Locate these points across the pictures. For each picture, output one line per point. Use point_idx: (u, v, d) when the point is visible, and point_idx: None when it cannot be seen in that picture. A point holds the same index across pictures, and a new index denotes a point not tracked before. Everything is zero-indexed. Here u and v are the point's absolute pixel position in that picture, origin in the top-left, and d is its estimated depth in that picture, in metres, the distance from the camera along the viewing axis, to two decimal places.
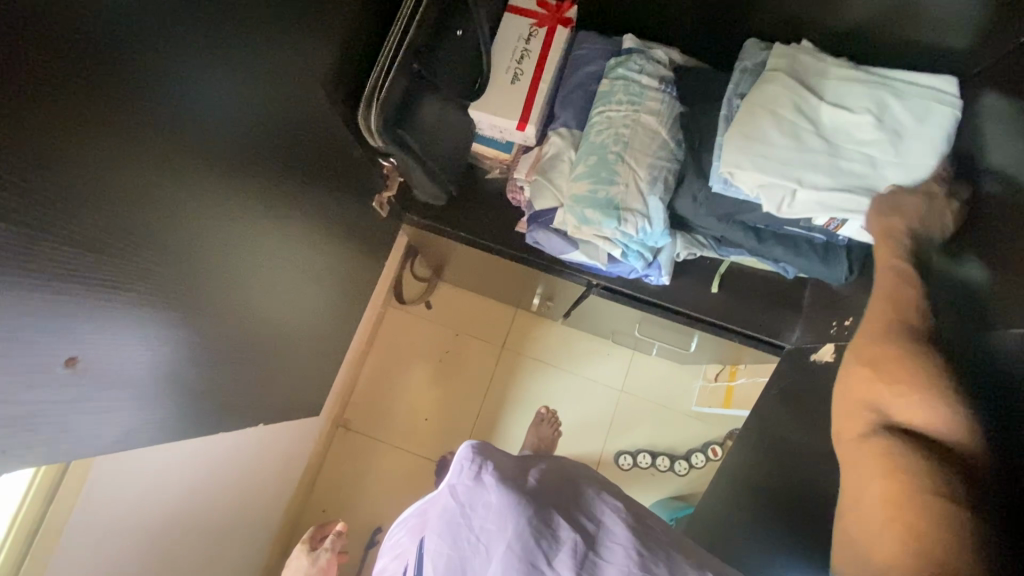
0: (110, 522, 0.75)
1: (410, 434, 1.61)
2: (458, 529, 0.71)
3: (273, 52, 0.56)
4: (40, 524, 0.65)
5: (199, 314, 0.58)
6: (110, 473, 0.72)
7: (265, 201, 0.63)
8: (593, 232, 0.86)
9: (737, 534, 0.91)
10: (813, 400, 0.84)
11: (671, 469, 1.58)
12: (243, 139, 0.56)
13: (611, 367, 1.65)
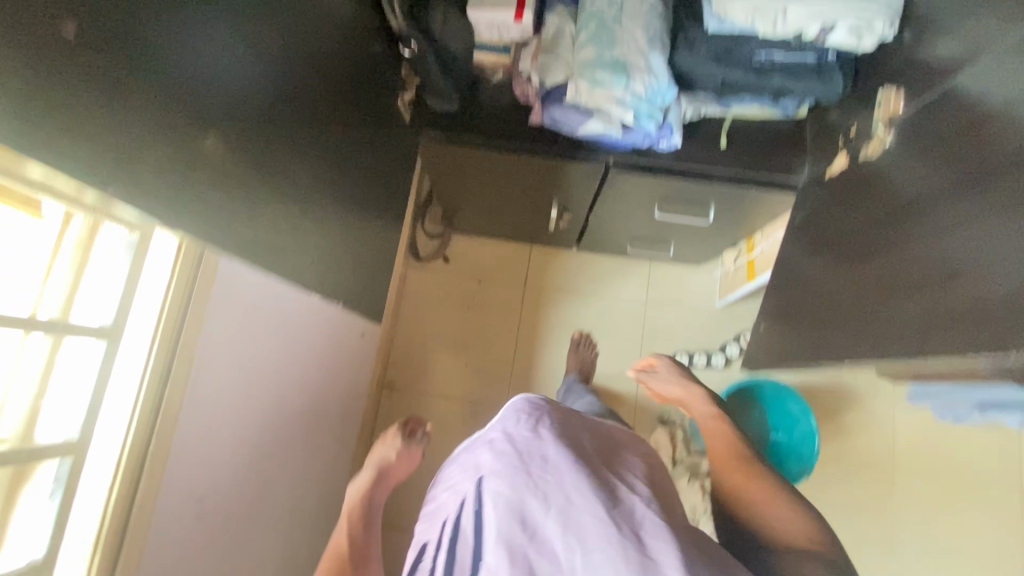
0: (221, 372, 0.79)
1: (454, 383, 1.65)
2: (524, 468, 0.63)
3: None
4: (155, 423, 0.67)
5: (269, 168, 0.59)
6: (225, 279, 0.76)
7: (294, 119, 0.64)
8: (604, 95, 0.92)
9: (788, 356, 0.97)
10: (845, 213, 0.89)
11: (710, 363, 1.62)
12: (251, 61, 0.53)
13: (633, 283, 1.70)
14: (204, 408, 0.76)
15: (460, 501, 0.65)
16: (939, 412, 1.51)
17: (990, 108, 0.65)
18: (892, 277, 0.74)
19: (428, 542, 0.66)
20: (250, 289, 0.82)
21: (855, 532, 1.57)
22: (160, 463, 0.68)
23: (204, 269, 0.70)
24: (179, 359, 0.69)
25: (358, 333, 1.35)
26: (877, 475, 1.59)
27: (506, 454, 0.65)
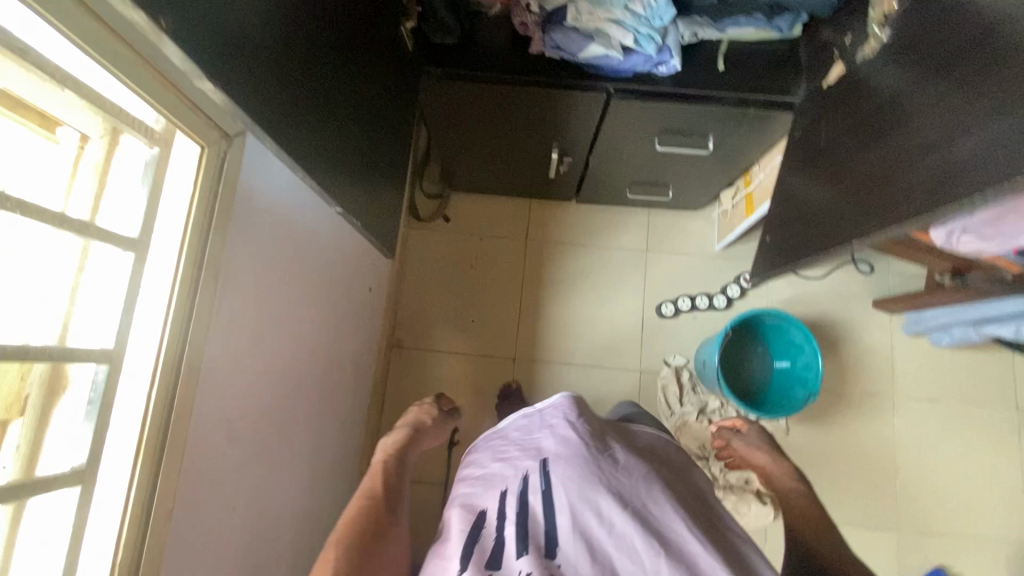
0: (245, 291, 0.79)
1: (462, 339, 1.67)
2: (597, 468, 0.78)
3: None
4: (185, 342, 0.66)
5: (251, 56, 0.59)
6: (252, 161, 0.76)
7: None
8: (606, 15, 0.96)
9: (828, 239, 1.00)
10: (853, 99, 0.92)
11: (712, 305, 1.65)
12: None
13: (633, 232, 1.72)
14: (231, 325, 0.77)
15: (529, 481, 0.80)
16: (934, 336, 1.56)
17: None
18: (914, 138, 0.78)
19: (488, 505, 0.80)
20: (273, 189, 0.83)
21: (860, 459, 1.61)
22: (192, 384, 0.67)
23: (231, 161, 0.71)
24: (207, 272, 0.68)
25: (365, 287, 1.36)
26: (879, 403, 1.63)
27: (577, 453, 0.80)
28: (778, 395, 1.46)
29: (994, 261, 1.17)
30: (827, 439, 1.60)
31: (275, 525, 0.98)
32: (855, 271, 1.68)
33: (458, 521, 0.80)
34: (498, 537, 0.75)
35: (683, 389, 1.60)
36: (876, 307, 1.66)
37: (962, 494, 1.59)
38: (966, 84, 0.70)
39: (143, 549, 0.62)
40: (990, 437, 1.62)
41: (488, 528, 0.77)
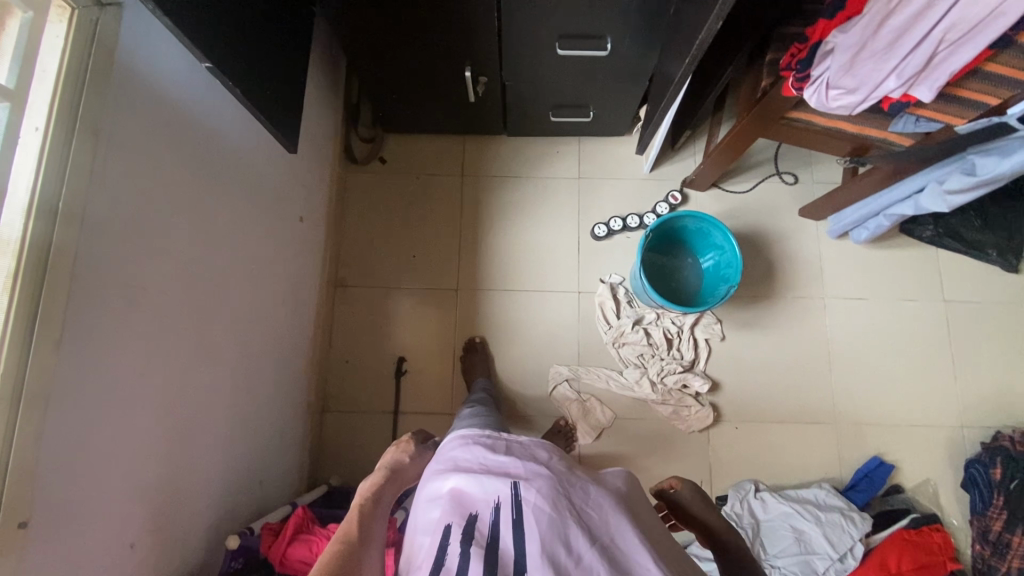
0: (144, 163, 0.84)
1: (405, 273, 1.71)
2: (568, 502, 0.80)
3: None
4: (64, 191, 0.70)
5: None
6: (133, 32, 0.81)
7: None
8: None
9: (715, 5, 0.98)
10: None
11: (642, 225, 1.70)
12: None
13: (564, 160, 1.78)
14: (124, 191, 0.80)
15: (501, 510, 0.77)
16: (856, 233, 1.62)
17: None
18: None
19: (449, 522, 0.77)
20: (163, 66, 0.88)
21: (798, 359, 1.65)
22: (74, 232, 0.71)
23: (104, 28, 0.76)
24: (82, 127, 0.72)
25: (295, 215, 1.40)
26: (812, 306, 1.68)
27: (549, 483, 0.82)
28: (709, 291, 1.53)
29: (885, 134, 1.23)
30: (763, 343, 1.66)
31: (202, 415, 1.01)
32: (781, 182, 1.73)
33: (423, 546, 0.75)
34: (464, 558, 0.71)
35: (619, 304, 1.66)
36: (801, 214, 1.71)
37: (897, 386, 1.65)
38: None
39: (27, 371, 0.65)
40: (920, 330, 1.68)
41: (454, 551, 0.72)
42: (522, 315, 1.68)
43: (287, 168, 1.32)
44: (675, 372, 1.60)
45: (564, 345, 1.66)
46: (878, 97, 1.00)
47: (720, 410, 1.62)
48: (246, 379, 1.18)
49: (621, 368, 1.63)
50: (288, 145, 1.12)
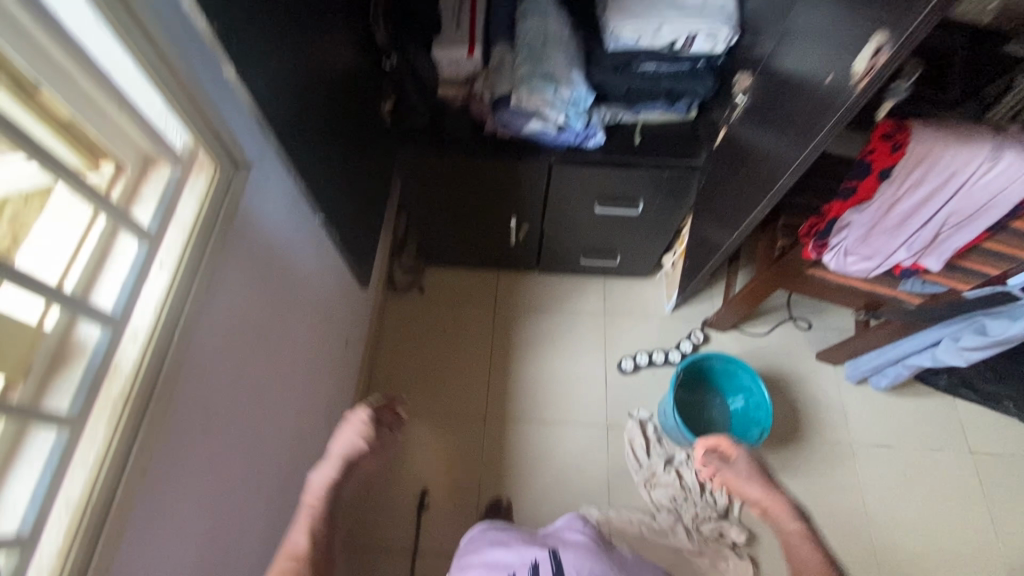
0: (240, 297, 0.93)
1: (434, 400, 1.72)
2: (607, 557, 0.94)
3: None
4: (178, 322, 0.77)
5: (281, 92, 0.80)
6: (254, 187, 0.95)
7: (281, 32, 0.77)
8: (538, 98, 1.21)
9: (745, 215, 1.13)
10: (763, 88, 1.06)
11: (668, 361, 1.77)
12: None
13: (591, 297, 1.90)
14: (219, 323, 0.87)
15: (538, 567, 0.91)
16: (876, 380, 1.68)
17: (809, 52, 0.90)
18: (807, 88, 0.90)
19: None
20: (268, 214, 1.00)
21: (834, 510, 1.60)
22: (179, 359, 0.77)
23: (235, 185, 0.90)
24: (202, 270, 0.81)
25: (343, 339, 1.46)
26: (841, 452, 1.67)
27: (587, 546, 0.96)
28: (741, 434, 1.55)
29: (896, 293, 1.36)
30: (797, 490, 1.62)
31: (236, 552, 0.97)
32: (795, 326, 1.83)
33: None
34: None
35: (649, 441, 1.65)
36: (819, 359, 1.78)
37: (941, 545, 1.57)
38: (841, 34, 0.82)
39: (111, 502, 0.66)
40: (953, 483, 1.65)
41: None
42: (550, 449, 1.66)
43: (345, 295, 1.42)
44: (711, 519, 1.54)
45: (593, 485, 1.61)
46: (891, 265, 1.15)
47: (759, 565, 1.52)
48: (279, 509, 1.14)
49: (654, 512, 1.57)
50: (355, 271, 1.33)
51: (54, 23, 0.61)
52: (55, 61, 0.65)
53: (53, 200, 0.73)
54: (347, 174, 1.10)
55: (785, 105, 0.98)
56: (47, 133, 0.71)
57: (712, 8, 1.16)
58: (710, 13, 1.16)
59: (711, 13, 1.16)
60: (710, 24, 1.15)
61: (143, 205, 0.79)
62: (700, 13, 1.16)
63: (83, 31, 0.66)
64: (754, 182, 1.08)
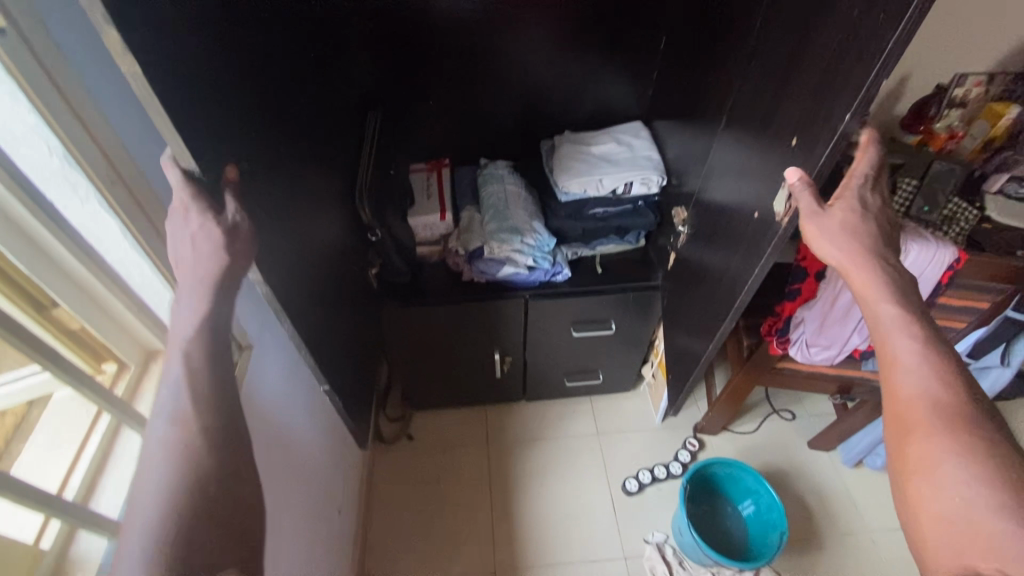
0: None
1: (438, 559, 1.60)
2: None
3: (290, 157, 0.88)
4: None
5: (294, 279, 0.89)
6: (257, 364, 0.98)
7: (293, 229, 0.89)
8: (507, 247, 1.37)
9: (717, 328, 1.18)
10: (699, 217, 1.24)
11: (669, 474, 1.75)
12: (270, 177, 0.79)
13: (581, 419, 1.91)
14: None
15: None
16: (871, 460, 1.69)
17: (727, 188, 1.09)
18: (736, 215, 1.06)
19: None
20: (269, 390, 1.03)
21: None
22: None
23: (241, 365, 0.92)
24: None
25: (337, 506, 1.39)
26: (863, 544, 1.62)
27: None
28: (760, 542, 1.50)
29: (863, 374, 1.46)
30: None
31: None
32: (780, 419, 1.88)
33: None
34: None
35: (671, 566, 1.56)
36: (812, 447, 1.81)
37: None
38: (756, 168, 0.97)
39: None
40: None
41: None
42: None
43: (337, 458, 1.38)
44: None
45: None
46: (849, 350, 1.26)
47: None
48: None
49: None
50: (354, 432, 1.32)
51: (91, 256, 0.72)
52: (81, 282, 0.75)
53: (54, 406, 0.74)
54: (341, 338, 1.16)
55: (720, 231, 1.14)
56: (57, 345, 0.78)
57: (639, 159, 1.41)
58: (639, 163, 1.40)
59: (640, 163, 1.40)
60: (642, 171, 1.38)
61: (145, 400, 0.83)
62: (630, 164, 1.40)
63: (107, 256, 0.74)
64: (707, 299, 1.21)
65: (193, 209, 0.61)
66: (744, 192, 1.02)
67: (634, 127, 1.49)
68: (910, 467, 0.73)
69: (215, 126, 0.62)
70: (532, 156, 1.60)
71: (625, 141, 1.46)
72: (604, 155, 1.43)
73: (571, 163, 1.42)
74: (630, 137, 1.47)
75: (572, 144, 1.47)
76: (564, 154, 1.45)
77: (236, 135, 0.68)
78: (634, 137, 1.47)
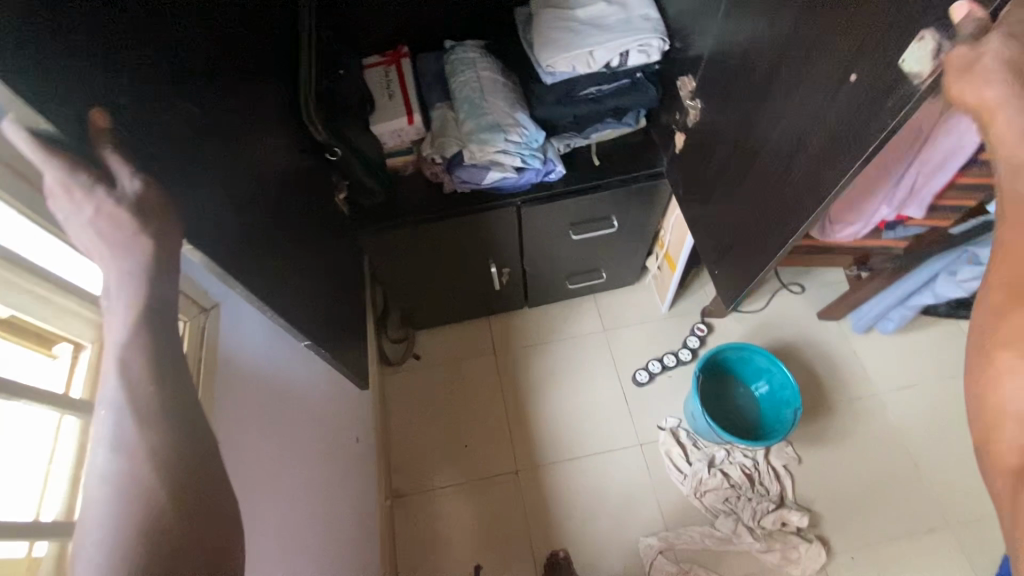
0: (240, 435, 0.87)
1: (462, 466, 1.65)
2: None
3: (212, 69, 0.68)
4: None
5: (243, 228, 0.75)
6: (229, 324, 0.94)
7: (228, 165, 0.72)
8: (492, 149, 1.19)
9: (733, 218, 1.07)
10: (711, 79, 1.02)
11: (680, 361, 1.74)
12: (181, 102, 0.61)
13: (587, 317, 1.86)
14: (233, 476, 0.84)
15: None
16: (882, 326, 1.67)
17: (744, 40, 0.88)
18: (753, 79, 0.88)
19: None
20: (244, 346, 0.96)
21: (882, 464, 1.58)
22: None
23: (209, 329, 0.89)
24: None
25: (353, 437, 1.38)
26: (870, 405, 1.66)
27: None
28: (773, 419, 1.53)
29: (880, 242, 1.40)
30: (840, 455, 1.60)
31: None
32: (789, 293, 1.83)
33: None
34: None
35: (685, 448, 1.62)
36: (822, 318, 1.78)
37: None
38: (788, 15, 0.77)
39: None
40: None
41: None
42: (590, 485, 1.60)
43: (343, 392, 1.35)
44: (769, 511, 1.51)
45: (643, 509, 1.56)
46: (876, 222, 1.19)
47: (829, 542, 1.49)
48: None
49: (711, 519, 1.53)
50: (355, 381, 1.27)
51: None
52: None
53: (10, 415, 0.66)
54: (318, 279, 1.04)
55: (732, 107, 0.96)
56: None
57: (635, 20, 1.17)
58: (636, 25, 1.16)
59: (637, 25, 1.16)
60: (641, 35, 1.14)
61: None
62: (626, 28, 1.16)
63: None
64: (722, 182, 1.06)
65: (74, 188, 0.49)
66: (769, 49, 0.82)
67: None
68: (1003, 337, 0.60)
69: (80, 46, 0.45)
70: (504, 30, 1.34)
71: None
72: (593, 20, 1.19)
73: (552, 35, 1.17)
74: None
75: (552, 7, 1.21)
76: (545, 22, 1.19)
77: (118, 49, 0.49)
78: None
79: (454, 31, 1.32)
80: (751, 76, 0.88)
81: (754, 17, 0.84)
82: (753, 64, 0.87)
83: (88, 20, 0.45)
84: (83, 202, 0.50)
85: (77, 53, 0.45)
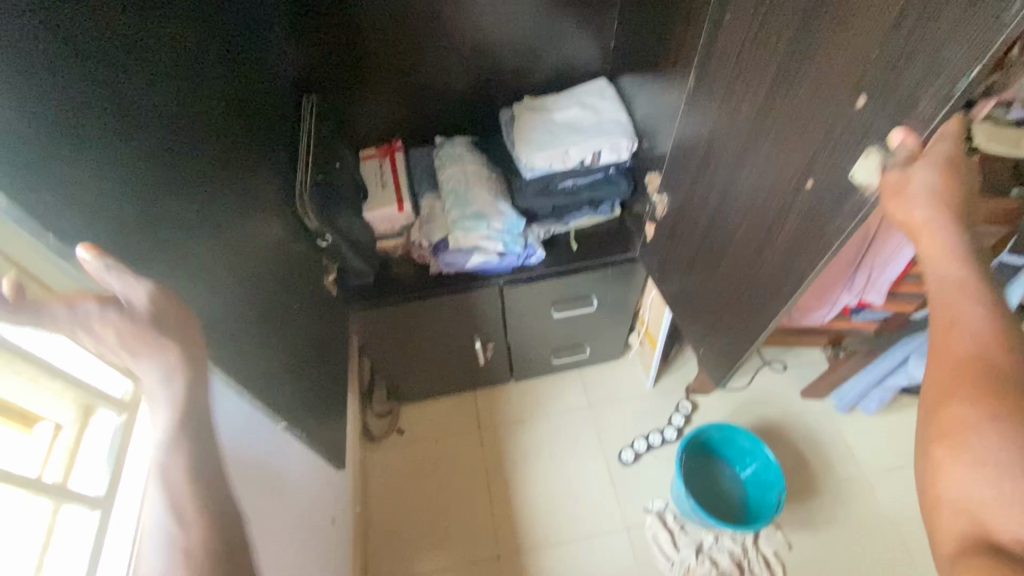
0: None
1: (442, 551, 1.60)
2: None
3: (210, 175, 0.76)
4: None
5: (228, 315, 0.80)
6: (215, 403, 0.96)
7: (219, 257, 0.79)
8: (475, 236, 1.27)
9: (701, 302, 1.12)
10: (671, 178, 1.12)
11: (665, 439, 1.73)
12: (179, 206, 0.68)
13: (572, 393, 1.86)
14: None
15: None
16: (863, 406, 1.67)
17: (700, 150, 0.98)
18: (706, 184, 0.97)
19: None
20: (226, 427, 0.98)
21: (876, 552, 1.53)
22: None
23: None
24: None
25: (330, 517, 1.36)
26: (858, 487, 1.64)
27: None
28: (758, 501, 1.51)
29: (854, 325, 1.45)
30: (832, 542, 1.55)
31: None
32: (771, 371, 1.86)
33: None
34: None
35: (672, 533, 1.57)
36: (806, 397, 1.79)
37: None
38: (730, 132, 0.87)
39: None
40: None
41: None
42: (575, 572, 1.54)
43: (321, 469, 1.33)
44: None
45: None
46: (842, 306, 1.27)
47: None
48: None
49: None
50: (335, 457, 1.26)
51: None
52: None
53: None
54: (301, 358, 1.07)
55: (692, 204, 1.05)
56: None
57: (606, 123, 1.29)
58: (608, 128, 1.28)
59: (609, 128, 1.28)
60: (611, 137, 1.26)
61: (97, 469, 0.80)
62: (598, 130, 1.28)
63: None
64: (689, 269, 1.13)
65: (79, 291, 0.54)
66: (718, 159, 0.92)
67: (601, 85, 1.37)
68: (938, 429, 0.60)
69: (87, 168, 0.52)
70: (490, 128, 1.47)
71: (591, 103, 1.34)
72: (569, 122, 1.32)
73: (533, 135, 1.30)
74: (596, 96, 1.35)
75: (534, 111, 1.35)
76: (525, 124, 1.33)
77: (123, 167, 0.57)
78: (600, 96, 1.34)
79: (444, 128, 1.46)
80: (705, 180, 0.97)
81: (704, 130, 0.95)
82: (707, 170, 0.96)
83: (92, 146, 0.52)
84: (83, 302, 0.54)
85: (85, 175, 0.52)
